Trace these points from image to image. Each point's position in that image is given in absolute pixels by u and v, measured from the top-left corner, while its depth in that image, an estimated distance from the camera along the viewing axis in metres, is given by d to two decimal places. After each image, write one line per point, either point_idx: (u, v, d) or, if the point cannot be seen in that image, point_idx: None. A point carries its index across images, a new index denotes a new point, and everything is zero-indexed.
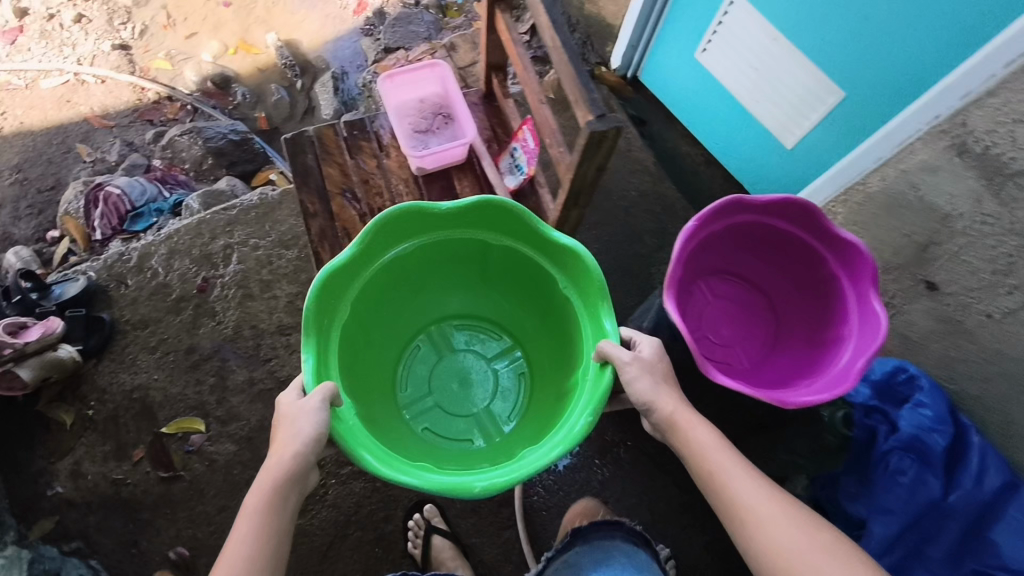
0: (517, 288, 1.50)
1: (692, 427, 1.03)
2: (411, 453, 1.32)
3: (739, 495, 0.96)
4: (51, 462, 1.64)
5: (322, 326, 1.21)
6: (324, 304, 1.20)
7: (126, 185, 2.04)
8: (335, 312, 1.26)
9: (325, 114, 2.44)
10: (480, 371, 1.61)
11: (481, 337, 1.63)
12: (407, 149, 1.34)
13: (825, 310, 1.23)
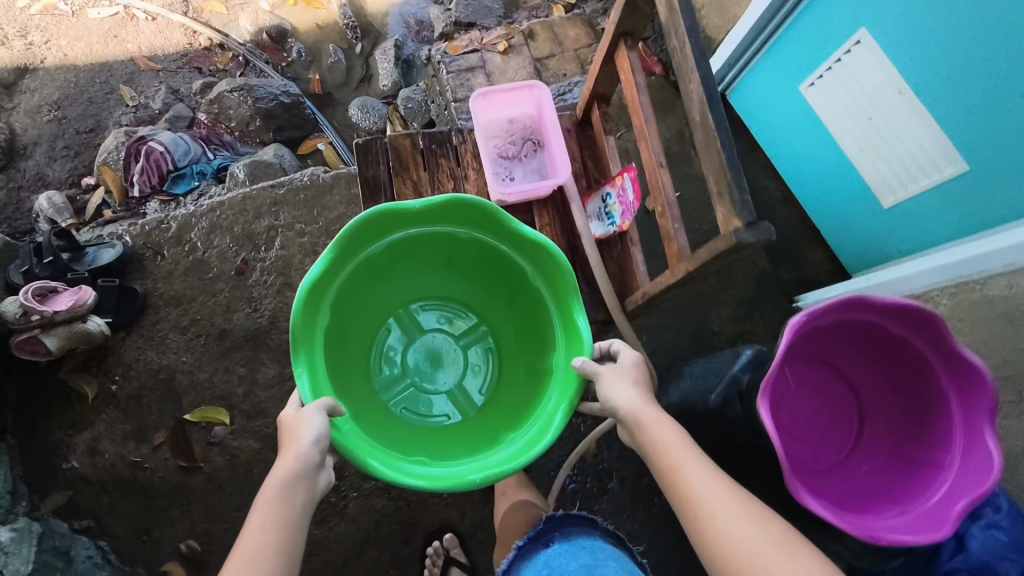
0: (486, 271, 1.45)
1: (658, 425, 0.97)
2: (398, 437, 1.32)
3: (694, 486, 0.88)
4: (70, 435, 1.59)
5: (302, 336, 1.17)
6: (299, 318, 1.17)
7: (170, 142, 1.92)
8: (314, 323, 1.21)
9: (383, 85, 2.28)
10: (450, 351, 1.57)
11: (449, 316, 1.58)
12: (490, 179, 1.22)
13: (925, 427, 1.08)
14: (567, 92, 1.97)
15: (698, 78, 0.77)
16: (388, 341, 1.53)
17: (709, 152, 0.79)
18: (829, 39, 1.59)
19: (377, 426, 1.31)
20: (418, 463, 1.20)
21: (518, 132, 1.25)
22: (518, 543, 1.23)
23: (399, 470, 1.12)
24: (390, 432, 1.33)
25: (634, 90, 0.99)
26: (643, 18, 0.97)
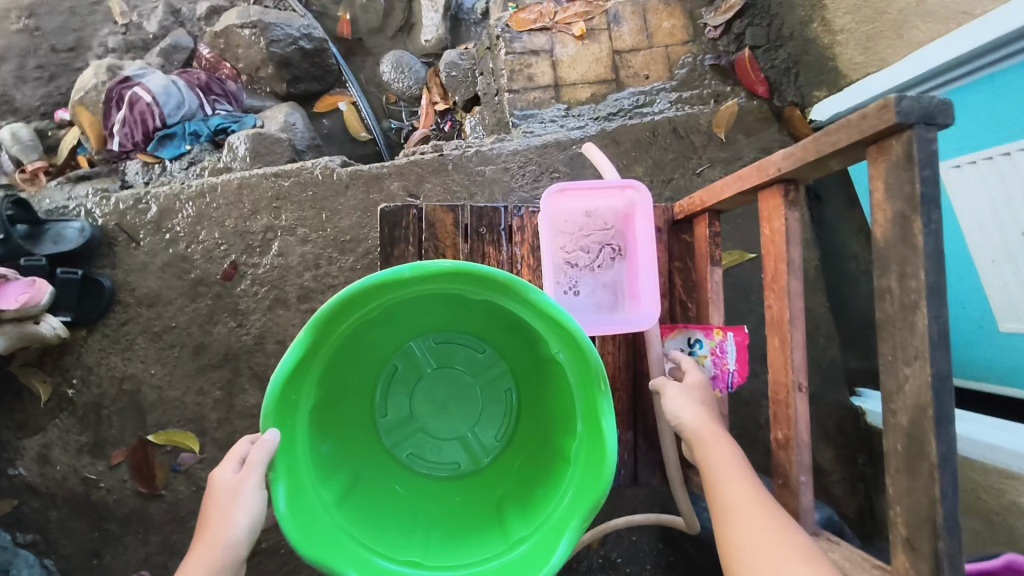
0: (504, 318, 0.81)
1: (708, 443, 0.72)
2: (404, 522, 0.80)
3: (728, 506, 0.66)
4: (18, 438, 1.38)
5: (279, 432, 0.69)
6: (277, 409, 0.67)
7: (159, 90, 1.57)
8: (294, 410, 0.71)
9: (424, 40, 1.89)
10: (478, 388, 0.94)
11: (464, 346, 0.94)
12: (552, 288, 0.89)
13: None
14: (647, 102, 1.62)
15: (925, 373, 0.50)
16: (386, 388, 0.92)
17: (908, 472, 0.52)
18: (988, 127, 1.19)
19: (358, 490, 0.80)
20: (406, 568, 0.71)
21: (593, 232, 0.94)
22: None
23: None
24: (377, 496, 0.82)
25: (783, 264, 0.70)
26: (825, 173, 0.66)
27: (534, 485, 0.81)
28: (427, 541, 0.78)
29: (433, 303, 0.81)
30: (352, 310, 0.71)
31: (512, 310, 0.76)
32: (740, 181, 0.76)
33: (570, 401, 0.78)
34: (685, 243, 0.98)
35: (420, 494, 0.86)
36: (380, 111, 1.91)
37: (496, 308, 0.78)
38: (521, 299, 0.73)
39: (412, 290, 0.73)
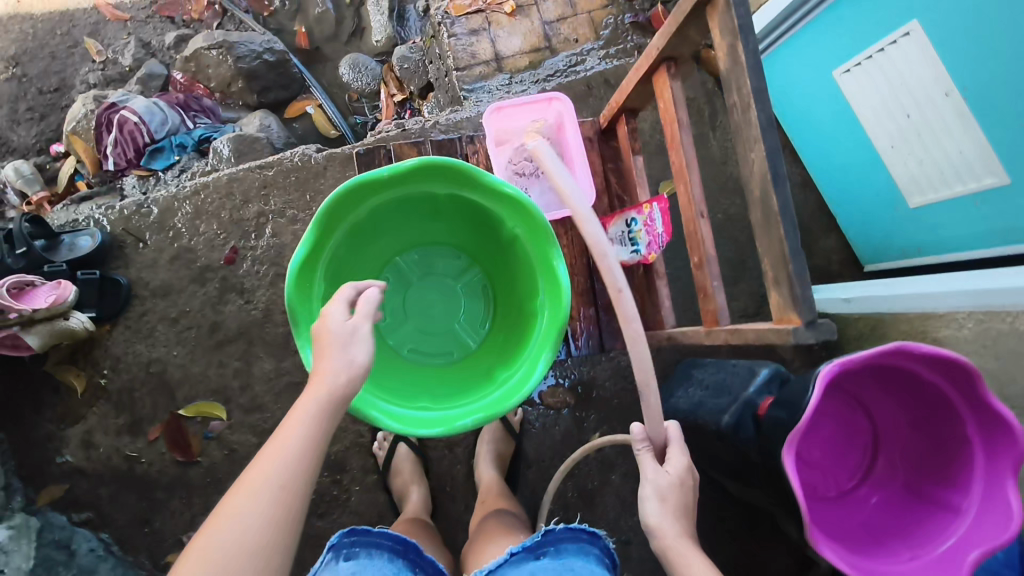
0: (470, 214, 1.00)
1: (690, 558, 0.88)
2: (415, 388, 0.99)
3: None
4: (61, 428, 1.54)
5: (302, 313, 0.87)
6: (297, 293, 0.86)
7: (143, 110, 1.74)
8: (310, 298, 0.89)
9: (375, 41, 2.09)
10: (458, 289, 1.13)
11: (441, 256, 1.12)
12: None
13: (945, 470, 1.08)
14: (579, 61, 1.83)
15: (762, 151, 0.69)
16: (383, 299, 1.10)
17: (765, 232, 0.72)
18: (862, 32, 1.43)
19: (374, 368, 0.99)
20: (422, 411, 0.91)
21: (533, 145, 1.15)
22: (509, 553, 0.96)
23: (398, 425, 0.85)
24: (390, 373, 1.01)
25: (675, 124, 0.90)
26: (691, 46, 0.86)
27: (513, 344, 1.01)
28: (435, 398, 0.97)
29: (411, 211, 1.00)
30: (343, 214, 0.89)
31: (474, 202, 0.95)
32: (637, 73, 0.97)
33: (531, 270, 0.97)
34: (613, 147, 1.19)
35: (424, 373, 1.05)
36: (346, 110, 2.10)
37: (463, 204, 0.97)
38: (479, 189, 0.92)
39: (390, 193, 0.92)
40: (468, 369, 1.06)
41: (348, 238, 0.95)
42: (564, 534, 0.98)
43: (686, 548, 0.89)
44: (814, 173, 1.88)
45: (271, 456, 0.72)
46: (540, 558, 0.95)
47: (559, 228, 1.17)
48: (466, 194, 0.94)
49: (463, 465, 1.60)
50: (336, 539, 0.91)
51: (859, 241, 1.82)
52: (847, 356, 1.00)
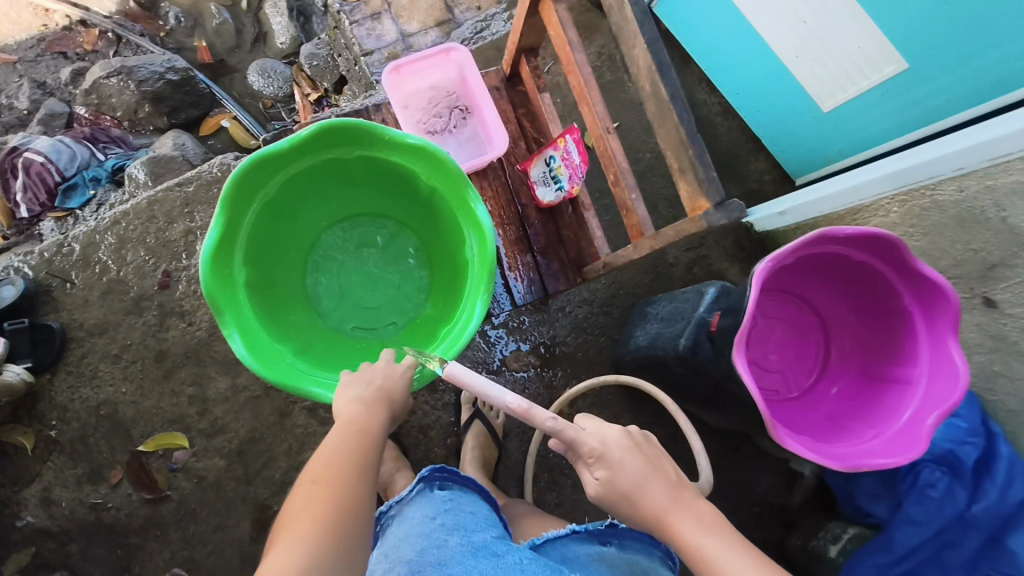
0: (384, 175, 1.02)
1: (682, 520, 0.81)
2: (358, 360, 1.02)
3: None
4: (17, 491, 1.45)
5: (223, 298, 0.88)
6: (214, 277, 0.87)
7: (49, 149, 1.69)
8: (231, 280, 0.91)
9: (280, 43, 2.05)
10: (388, 257, 1.15)
11: (366, 226, 1.14)
12: None
13: (893, 344, 1.10)
14: (486, 26, 1.82)
15: (643, 44, 0.71)
16: (313, 280, 1.12)
17: (661, 122, 0.73)
18: None
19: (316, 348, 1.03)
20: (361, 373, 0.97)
21: (442, 102, 1.17)
22: (573, 529, 1.00)
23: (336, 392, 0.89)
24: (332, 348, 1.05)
25: (567, 47, 0.91)
26: None
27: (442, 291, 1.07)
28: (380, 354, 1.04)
29: (323, 181, 1.02)
30: (246, 197, 0.90)
31: (384, 161, 0.97)
32: (523, 7, 0.98)
33: (453, 220, 0.98)
34: (521, 92, 1.21)
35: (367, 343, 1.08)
36: (262, 118, 2.04)
37: (373, 165, 0.99)
38: (384, 146, 0.93)
39: (294, 164, 0.93)
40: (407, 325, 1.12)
41: (262, 216, 0.96)
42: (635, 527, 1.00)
43: (679, 502, 0.83)
44: (729, 98, 1.90)
45: (332, 456, 0.81)
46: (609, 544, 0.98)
47: (482, 182, 1.18)
48: (372, 153, 0.95)
49: (441, 447, 1.57)
50: (429, 472, 1.05)
51: (784, 157, 1.86)
52: (775, 251, 1.00)
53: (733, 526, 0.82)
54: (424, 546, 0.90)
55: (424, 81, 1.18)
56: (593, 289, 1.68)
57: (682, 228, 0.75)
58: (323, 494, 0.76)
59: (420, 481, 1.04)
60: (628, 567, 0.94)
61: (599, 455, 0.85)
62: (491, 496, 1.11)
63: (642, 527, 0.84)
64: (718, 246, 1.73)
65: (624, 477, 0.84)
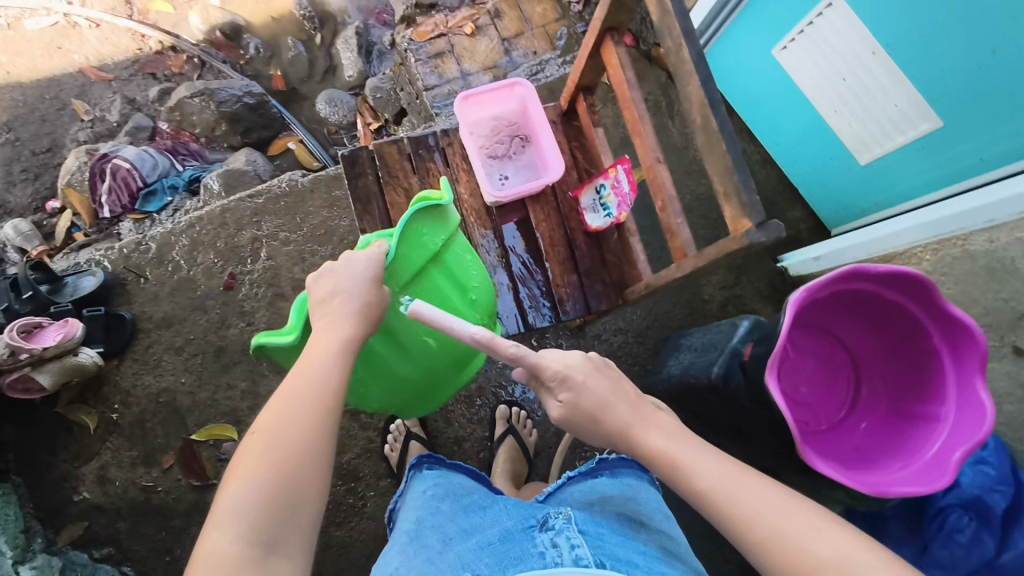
0: None
1: (644, 433, 0.87)
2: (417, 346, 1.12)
3: (699, 476, 0.81)
4: (76, 466, 1.55)
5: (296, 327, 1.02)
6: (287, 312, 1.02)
7: (135, 158, 1.85)
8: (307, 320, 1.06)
9: (348, 76, 2.22)
10: None
11: None
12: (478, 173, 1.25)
13: (923, 382, 1.14)
14: (540, 70, 1.96)
15: (698, 82, 0.80)
16: None
17: (709, 151, 0.82)
18: (793, 10, 1.56)
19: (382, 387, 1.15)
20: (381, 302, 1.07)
21: (504, 133, 1.32)
22: (566, 477, 1.10)
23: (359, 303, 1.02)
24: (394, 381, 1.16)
25: (625, 86, 1.02)
26: (627, 13, 1.00)
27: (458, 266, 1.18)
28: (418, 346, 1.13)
29: None
30: None
31: None
32: (586, 49, 1.10)
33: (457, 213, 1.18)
34: (575, 126, 1.33)
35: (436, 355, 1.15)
36: (326, 143, 2.20)
37: None
38: None
39: None
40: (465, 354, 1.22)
41: None
42: (618, 462, 1.10)
43: (642, 419, 0.88)
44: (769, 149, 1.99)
45: (277, 404, 0.84)
46: (598, 476, 1.07)
47: (535, 206, 1.28)
48: None
49: (474, 459, 1.63)
50: (416, 459, 1.18)
51: (819, 207, 1.93)
52: (809, 283, 1.07)
53: (693, 437, 0.89)
54: (421, 515, 1.00)
55: (489, 113, 1.33)
56: (629, 319, 1.75)
57: (724, 248, 0.83)
58: (259, 444, 0.79)
59: (411, 470, 1.17)
60: (618, 488, 1.03)
61: (562, 378, 0.88)
62: (482, 475, 1.22)
63: (608, 441, 0.89)
64: (752, 286, 1.80)
65: (588, 397, 0.88)
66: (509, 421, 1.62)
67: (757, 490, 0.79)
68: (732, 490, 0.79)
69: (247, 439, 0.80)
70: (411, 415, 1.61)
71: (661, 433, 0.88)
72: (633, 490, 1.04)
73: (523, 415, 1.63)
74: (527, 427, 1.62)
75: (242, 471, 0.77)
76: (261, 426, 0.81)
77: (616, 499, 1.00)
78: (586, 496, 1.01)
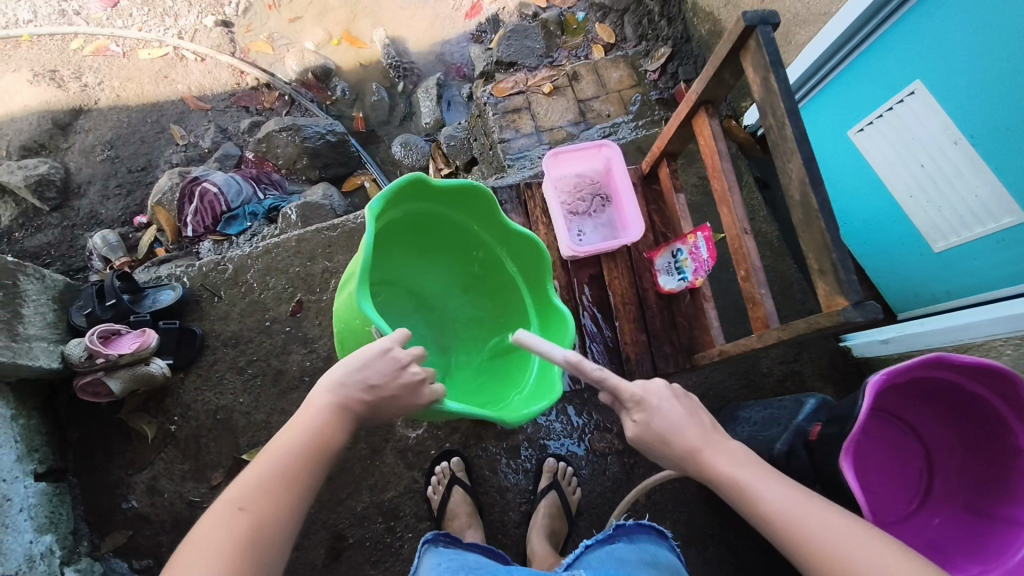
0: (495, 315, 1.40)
1: (708, 455, 0.91)
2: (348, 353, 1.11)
3: (771, 503, 0.84)
4: (129, 474, 1.58)
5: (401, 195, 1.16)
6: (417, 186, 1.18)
7: (223, 182, 1.96)
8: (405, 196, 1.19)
9: (425, 123, 2.33)
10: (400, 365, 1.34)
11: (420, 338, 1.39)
12: (558, 222, 1.34)
13: (1005, 484, 1.09)
14: (612, 131, 2.01)
15: (800, 160, 0.81)
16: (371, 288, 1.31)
17: (807, 228, 0.83)
18: (874, 96, 1.59)
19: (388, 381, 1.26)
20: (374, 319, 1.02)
21: (586, 188, 1.43)
22: (586, 544, 1.09)
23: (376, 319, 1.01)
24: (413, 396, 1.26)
25: (716, 156, 1.05)
26: (724, 88, 1.04)
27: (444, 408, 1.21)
28: None
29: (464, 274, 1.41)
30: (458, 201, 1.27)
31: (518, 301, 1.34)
32: (678, 117, 1.14)
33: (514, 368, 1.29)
34: (655, 190, 1.40)
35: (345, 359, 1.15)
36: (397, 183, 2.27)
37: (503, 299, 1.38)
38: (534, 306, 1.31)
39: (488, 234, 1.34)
40: (502, 375, 1.33)
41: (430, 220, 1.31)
42: (634, 528, 1.13)
43: (707, 436, 0.92)
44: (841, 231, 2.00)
45: (267, 489, 0.84)
46: (616, 542, 1.09)
47: (609, 263, 1.35)
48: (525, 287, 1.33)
49: (515, 512, 1.60)
50: (433, 535, 1.20)
51: (887, 293, 1.89)
52: (892, 365, 1.05)
53: (757, 459, 0.91)
54: None
55: (575, 168, 1.43)
56: (684, 384, 1.73)
57: (819, 325, 0.83)
58: (243, 533, 0.80)
59: (426, 544, 1.18)
60: (638, 553, 1.05)
61: (639, 399, 0.93)
62: (498, 551, 1.25)
63: (675, 461, 0.93)
64: (813, 363, 1.76)
65: (659, 420, 0.93)
66: (555, 476, 1.59)
67: (827, 518, 0.80)
68: (803, 512, 0.82)
69: (231, 517, 0.81)
70: (457, 459, 1.60)
71: (726, 454, 0.90)
72: (653, 555, 1.06)
73: (569, 472, 1.60)
74: (572, 485, 1.59)
75: (210, 553, 0.77)
76: (250, 505, 0.82)
77: (634, 564, 1.00)
78: (605, 559, 1.02)
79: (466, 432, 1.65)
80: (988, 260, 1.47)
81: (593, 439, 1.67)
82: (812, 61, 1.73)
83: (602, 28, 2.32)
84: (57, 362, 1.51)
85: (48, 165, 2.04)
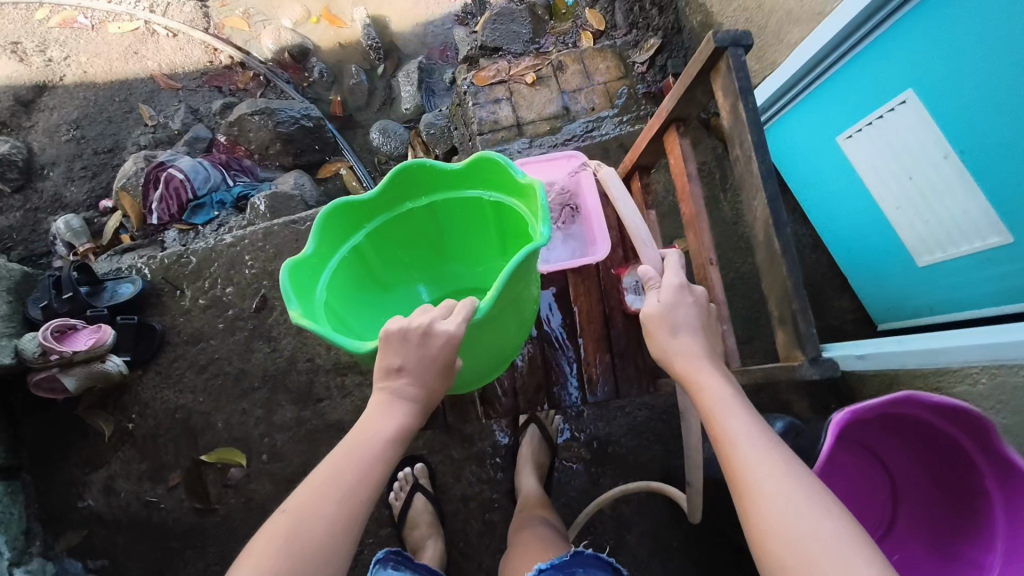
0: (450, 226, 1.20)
1: (703, 367, 0.92)
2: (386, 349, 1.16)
3: (726, 425, 0.83)
4: (86, 473, 1.56)
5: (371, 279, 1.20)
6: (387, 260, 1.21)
7: (189, 168, 1.88)
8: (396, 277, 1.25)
9: (405, 108, 2.23)
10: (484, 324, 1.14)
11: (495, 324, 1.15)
12: None
13: (969, 524, 1.05)
14: (596, 127, 1.94)
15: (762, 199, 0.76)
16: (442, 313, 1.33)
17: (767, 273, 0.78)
18: (863, 103, 1.52)
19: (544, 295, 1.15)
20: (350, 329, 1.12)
21: (555, 200, 1.38)
22: (539, 567, 1.04)
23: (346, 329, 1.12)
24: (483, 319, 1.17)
25: (685, 179, 1.00)
26: (696, 106, 0.97)
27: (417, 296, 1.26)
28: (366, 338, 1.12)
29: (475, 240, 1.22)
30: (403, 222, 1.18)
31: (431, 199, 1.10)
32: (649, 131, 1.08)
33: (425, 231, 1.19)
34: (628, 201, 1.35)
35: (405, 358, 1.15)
36: (374, 171, 2.19)
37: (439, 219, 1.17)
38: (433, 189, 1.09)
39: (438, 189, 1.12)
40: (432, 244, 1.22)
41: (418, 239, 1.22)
42: (591, 559, 1.08)
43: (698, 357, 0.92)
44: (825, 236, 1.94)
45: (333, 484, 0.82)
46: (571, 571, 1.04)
47: (577, 279, 1.33)
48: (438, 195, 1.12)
49: (477, 521, 1.58)
50: (383, 554, 1.15)
51: (869, 303, 1.84)
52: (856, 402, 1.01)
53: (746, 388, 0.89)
54: None
55: (543, 178, 1.38)
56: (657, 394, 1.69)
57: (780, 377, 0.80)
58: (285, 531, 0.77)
59: (375, 563, 1.14)
60: None
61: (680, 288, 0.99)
62: None
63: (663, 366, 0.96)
64: None
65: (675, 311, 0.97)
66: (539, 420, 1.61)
67: (797, 478, 0.75)
68: (748, 437, 0.80)
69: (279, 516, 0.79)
70: (421, 465, 1.57)
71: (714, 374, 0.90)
72: None
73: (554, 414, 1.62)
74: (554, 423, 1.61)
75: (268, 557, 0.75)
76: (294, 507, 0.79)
77: None
78: None
79: (431, 438, 1.62)
80: (974, 278, 1.41)
81: (561, 448, 1.64)
82: (802, 62, 1.65)
83: (591, 13, 2.22)
84: (10, 357, 1.46)
85: (9, 145, 1.97)
